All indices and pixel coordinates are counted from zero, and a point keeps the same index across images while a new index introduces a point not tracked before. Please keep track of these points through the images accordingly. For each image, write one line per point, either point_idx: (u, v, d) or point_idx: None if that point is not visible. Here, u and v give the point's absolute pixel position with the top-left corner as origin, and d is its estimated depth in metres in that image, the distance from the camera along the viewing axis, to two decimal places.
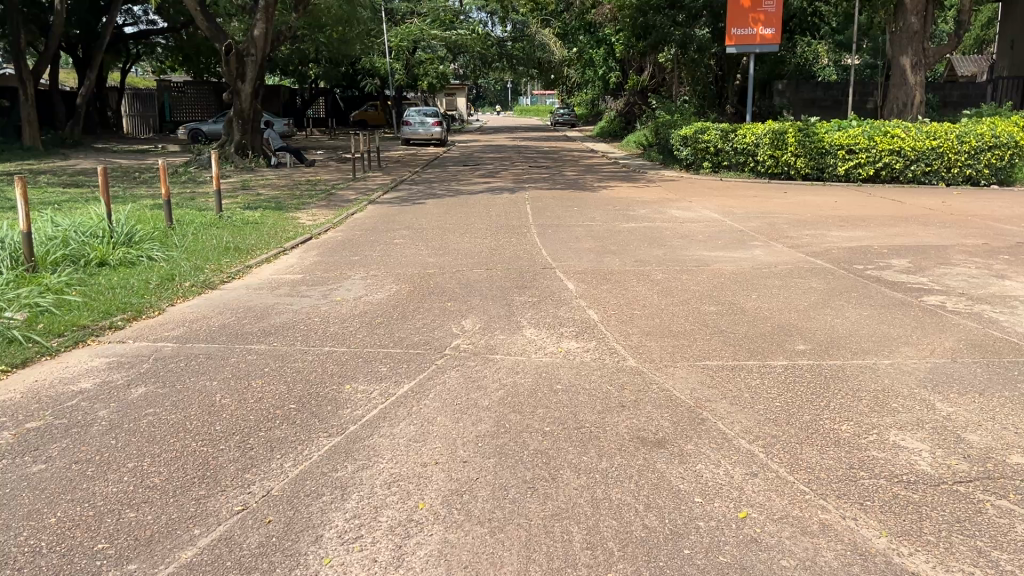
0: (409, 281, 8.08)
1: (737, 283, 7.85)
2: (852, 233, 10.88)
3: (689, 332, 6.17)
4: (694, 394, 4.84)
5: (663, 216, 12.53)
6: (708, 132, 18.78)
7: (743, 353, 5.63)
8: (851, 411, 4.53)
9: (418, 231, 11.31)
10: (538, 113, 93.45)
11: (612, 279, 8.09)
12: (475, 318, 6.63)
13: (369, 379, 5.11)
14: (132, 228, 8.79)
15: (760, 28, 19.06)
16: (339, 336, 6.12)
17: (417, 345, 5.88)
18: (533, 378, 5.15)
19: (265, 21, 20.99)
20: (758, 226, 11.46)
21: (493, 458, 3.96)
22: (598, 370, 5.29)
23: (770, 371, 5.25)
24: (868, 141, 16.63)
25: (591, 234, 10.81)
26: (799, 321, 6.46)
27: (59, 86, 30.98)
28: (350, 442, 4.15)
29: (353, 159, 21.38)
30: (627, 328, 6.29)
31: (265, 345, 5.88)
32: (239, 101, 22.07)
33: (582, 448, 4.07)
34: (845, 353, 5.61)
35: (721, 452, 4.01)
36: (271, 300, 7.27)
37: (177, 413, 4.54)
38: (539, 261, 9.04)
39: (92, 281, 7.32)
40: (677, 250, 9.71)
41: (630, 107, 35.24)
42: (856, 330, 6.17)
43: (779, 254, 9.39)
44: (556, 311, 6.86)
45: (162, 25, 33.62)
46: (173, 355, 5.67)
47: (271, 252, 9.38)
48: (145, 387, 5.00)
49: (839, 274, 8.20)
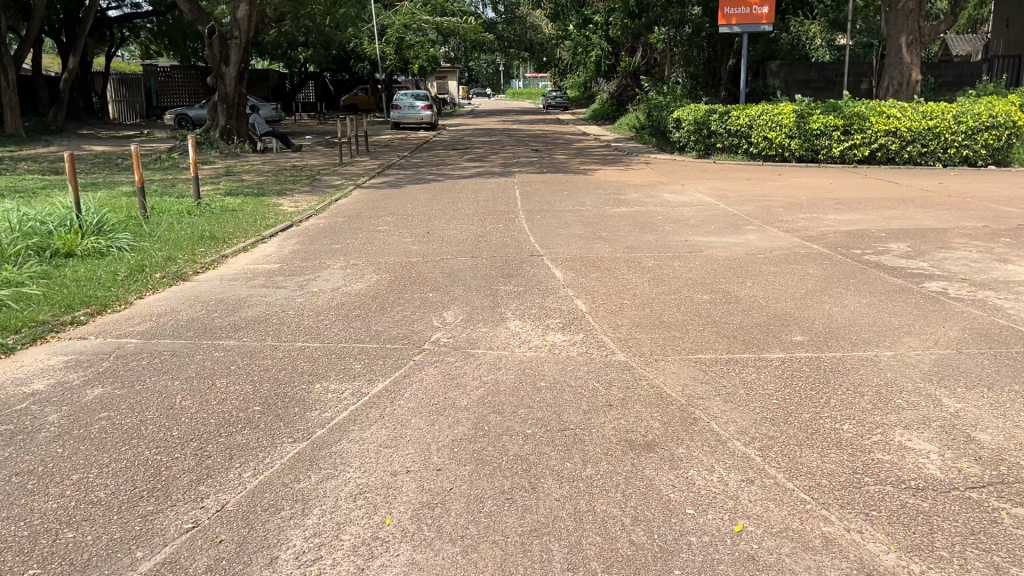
0: (392, 270, 7.77)
1: (732, 270, 7.56)
2: (849, 216, 10.59)
3: (681, 323, 5.88)
4: (686, 391, 4.56)
5: (654, 200, 12.22)
6: (701, 114, 18.43)
7: (738, 345, 5.34)
8: (853, 409, 4.26)
9: (403, 217, 11.00)
10: (531, 95, 92.98)
11: (601, 267, 7.78)
12: (457, 310, 6.32)
13: (341, 378, 4.81)
14: (102, 217, 8.45)
15: (754, 7, 18.68)
16: (313, 330, 5.80)
17: (395, 340, 5.58)
18: (517, 374, 4.86)
19: (248, 3, 20.48)
20: (752, 209, 11.16)
21: (470, 465, 3.67)
22: (585, 365, 5.00)
23: (766, 365, 4.97)
24: (863, 122, 16.34)
25: (581, 219, 10.52)
26: (796, 310, 6.17)
27: (42, 71, 30.42)
28: (316, 449, 3.86)
29: (340, 144, 20.98)
30: (617, 319, 5.99)
31: (234, 341, 5.56)
32: (224, 86, 21.66)
33: (566, 452, 3.79)
34: (845, 344, 5.33)
35: (715, 456, 3.74)
36: (244, 292, 6.96)
37: (133, 417, 4.23)
38: (526, 248, 8.72)
39: (56, 274, 6.98)
40: (669, 235, 9.42)
41: (623, 89, 34.85)
42: (856, 319, 5.89)
43: (774, 239, 9.09)
44: (542, 301, 6.56)
45: (146, 8, 33.02)
46: (135, 352, 5.35)
47: (249, 240, 9.05)
48: (102, 387, 4.69)
49: (837, 260, 7.93)
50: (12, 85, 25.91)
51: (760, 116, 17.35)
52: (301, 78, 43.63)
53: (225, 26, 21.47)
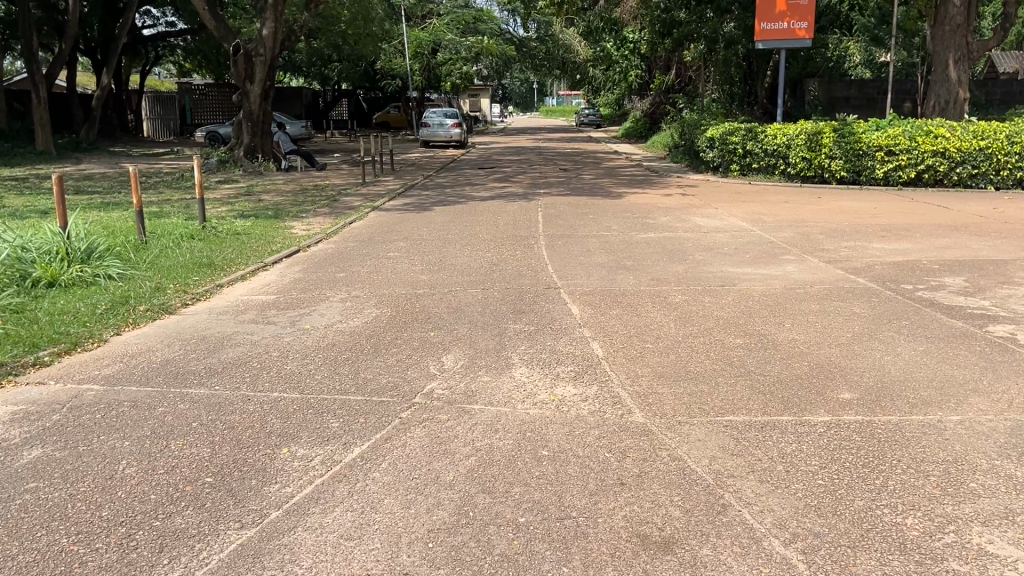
0: (393, 303, 7.16)
1: (768, 308, 6.82)
2: (896, 244, 9.76)
3: (709, 374, 5.15)
4: (714, 467, 3.84)
5: (684, 225, 11.51)
6: (735, 133, 17.70)
7: (776, 406, 4.60)
8: (916, 496, 3.52)
9: (417, 242, 10.41)
10: (565, 114, 92.34)
11: (623, 302, 7.09)
12: (458, 354, 5.67)
13: (313, 442, 4.17)
14: (92, 243, 7.95)
15: (791, 22, 17.84)
16: (295, 377, 5.19)
17: (383, 392, 4.92)
18: (516, 439, 4.18)
19: (273, 20, 20.20)
20: (790, 236, 10.38)
21: (444, 568, 3.01)
22: (596, 429, 4.30)
23: (809, 432, 4.22)
24: (909, 141, 15.45)
25: (605, 246, 9.85)
26: (842, 359, 5.42)
27: (74, 89, 30.56)
28: (263, 540, 3.22)
29: (364, 163, 20.57)
30: (636, 368, 5.28)
31: (204, 390, 4.95)
32: (249, 103, 21.31)
33: (564, 552, 3.11)
34: (901, 405, 4.57)
35: (747, 561, 3.04)
36: (230, 328, 6.38)
37: (63, 490, 3.63)
38: (543, 279, 8.05)
39: (30, 307, 6.47)
40: (699, 265, 8.71)
41: (655, 107, 34.18)
42: (911, 372, 5.12)
43: (816, 271, 8.32)
44: (555, 344, 5.86)
45: (180, 26, 33.09)
46: (92, 403, 4.76)
47: (249, 267, 8.52)
48: (41, 448, 4.10)
49: (885, 296, 7.14)
50: (42, 102, 25.91)
51: (798, 135, 16.53)
52: (333, 96, 43.58)
53: (250, 43, 21.23)
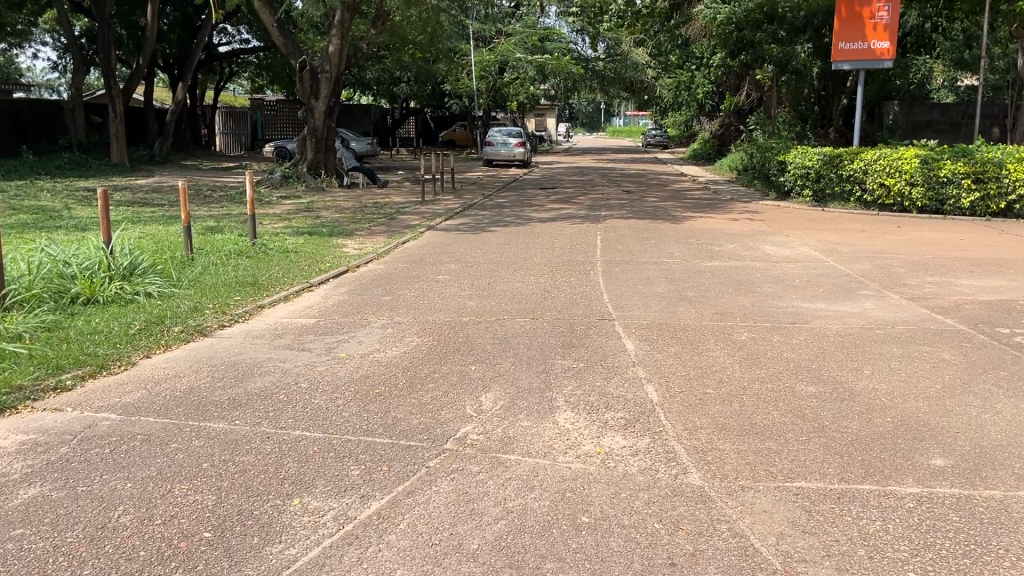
0: (436, 331, 6.77)
1: (843, 351, 6.19)
2: (986, 281, 8.96)
3: (778, 429, 4.56)
4: (782, 547, 3.29)
5: (752, 253, 10.85)
6: (808, 157, 16.89)
7: (857, 472, 4.00)
8: None
9: (469, 264, 10.04)
10: (632, 134, 91.44)
11: (683, 338, 6.54)
12: (498, 393, 5.21)
13: (327, 493, 3.75)
14: (135, 260, 7.79)
15: (873, 42, 16.96)
16: (322, 414, 4.80)
17: (412, 435, 4.48)
18: (554, 500, 3.69)
19: (340, 38, 20.20)
20: (868, 269, 9.65)
21: None
22: (646, 492, 3.77)
23: (897, 509, 3.61)
24: (998, 169, 14.46)
25: (666, 274, 9.31)
26: (931, 416, 4.78)
27: (149, 103, 31.33)
28: None
29: (424, 181, 20.42)
30: (695, 419, 4.72)
31: (224, 425, 4.60)
32: (313, 119, 21.38)
33: None
34: (1006, 478, 3.92)
35: None
36: (263, 353, 6.08)
37: (48, 541, 3.29)
38: (597, 310, 7.54)
39: (62, 326, 6.27)
40: (768, 298, 8.10)
41: (725, 128, 33.29)
42: (1018, 436, 4.45)
43: (897, 308, 7.63)
44: (605, 386, 5.35)
45: (253, 43, 33.71)
46: (105, 434, 4.45)
47: (293, 288, 8.27)
48: (39, 487, 3.79)
49: (978, 341, 6.43)
50: (118, 116, 26.56)
51: (876, 160, 15.65)
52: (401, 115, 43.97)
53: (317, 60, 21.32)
